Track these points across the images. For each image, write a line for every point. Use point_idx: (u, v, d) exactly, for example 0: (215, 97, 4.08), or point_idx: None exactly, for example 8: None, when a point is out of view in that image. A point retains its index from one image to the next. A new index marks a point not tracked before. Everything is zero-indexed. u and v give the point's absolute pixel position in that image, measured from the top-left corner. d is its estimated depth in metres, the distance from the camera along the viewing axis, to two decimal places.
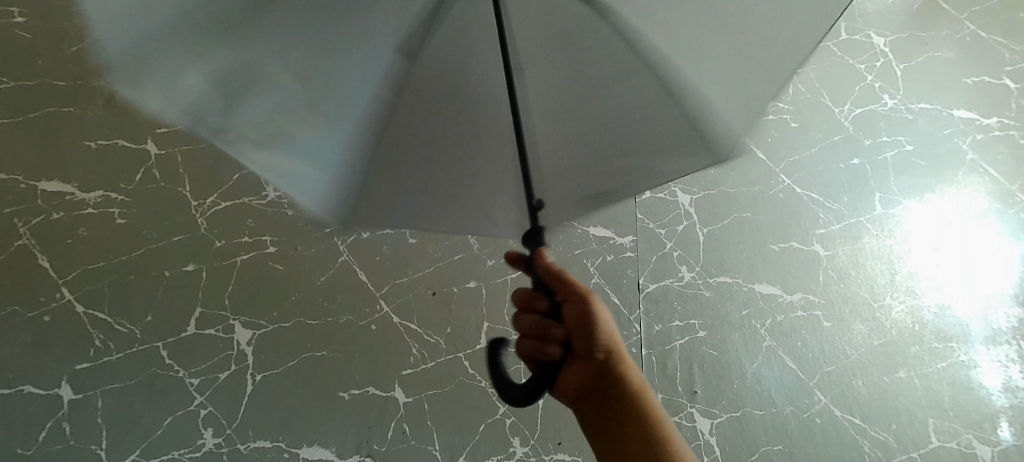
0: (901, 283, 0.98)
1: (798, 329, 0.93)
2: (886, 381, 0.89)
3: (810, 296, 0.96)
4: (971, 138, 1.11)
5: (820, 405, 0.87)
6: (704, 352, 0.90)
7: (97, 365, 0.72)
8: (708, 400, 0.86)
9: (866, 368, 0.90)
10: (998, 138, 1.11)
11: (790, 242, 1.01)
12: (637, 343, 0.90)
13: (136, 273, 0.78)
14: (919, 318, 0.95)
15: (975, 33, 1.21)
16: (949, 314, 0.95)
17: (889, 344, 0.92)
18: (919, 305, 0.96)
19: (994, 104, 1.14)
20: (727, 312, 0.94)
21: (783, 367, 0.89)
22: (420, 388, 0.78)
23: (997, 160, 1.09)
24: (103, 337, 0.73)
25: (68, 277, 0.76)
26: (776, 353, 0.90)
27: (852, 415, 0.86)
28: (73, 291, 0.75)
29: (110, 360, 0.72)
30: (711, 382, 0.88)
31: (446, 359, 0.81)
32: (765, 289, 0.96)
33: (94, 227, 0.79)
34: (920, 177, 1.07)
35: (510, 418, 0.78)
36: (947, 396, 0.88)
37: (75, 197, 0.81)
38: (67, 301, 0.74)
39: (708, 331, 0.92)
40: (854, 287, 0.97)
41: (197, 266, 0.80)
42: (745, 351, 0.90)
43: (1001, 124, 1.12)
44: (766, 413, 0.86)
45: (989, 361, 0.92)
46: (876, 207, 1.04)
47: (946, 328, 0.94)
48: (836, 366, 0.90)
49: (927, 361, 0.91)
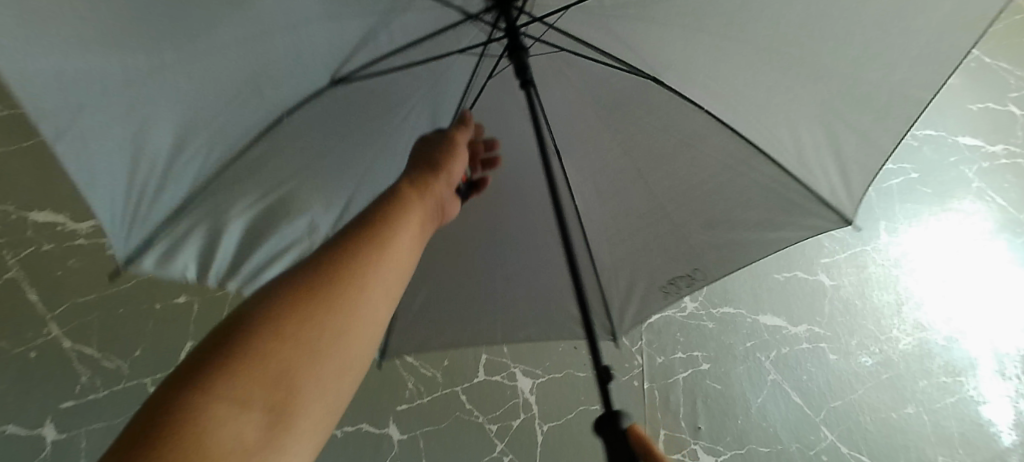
0: (908, 315, 0.96)
1: (804, 361, 0.91)
2: (894, 417, 0.87)
3: (815, 328, 0.94)
4: (977, 165, 1.10)
5: (827, 442, 0.85)
6: (707, 386, 0.88)
7: (82, 403, 0.70)
8: (712, 437, 0.84)
9: (873, 403, 0.88)
10: (1006, 165, 1.10)
11: (794, 271, 0.99)
12: (639, 375, 0.89)
13: (126, 307, 0.76)
14: (927, 351, 0.93)
15: (980, 58, 1.21)
16: (957, 347, 0.93)
17: (897, 378, 0.90)
18: (928, 337, 0.94)
19: (1000, 130, 1.13)
20: (730, 344, 0.92)
21: (788, 401, 0.87)
22: (416, 424, 0.76)
23: (1003, 187, 1.07)
24: (90, 373, 0.71)
25: (56, 312, 0.74)
26: (781, 386, 0.88)
27: (859, 454, 0.84)
28: (61, 326, 0.74)
29: (96, 397, 0.70)
30: (714, 417, 0.85)
31: (444, 394, 0.79)
32: (769, 321, 0.94)
33: (86, 258, 0.78)
34: (925, 205, 1.05)
35: (508, 456, 0.76)
36: (956, 433, 0.86)
37: (68, 228, 0.79)
38: (53, 337, 0.73)
39: (712, 363, 0.90)
40: (861, 319, 0.95)
41: (189, 298, 0.79)
42: (750, 384, 0.88)
43: (1008, 151, 1.11)
44: (771, 450, 0.83)
45: (1000, 396, 0.89)
46: (881, 235, 1.03)
47: (954, 362, 0.92)
48: (842, 401, 0.88)
49: (935, 396, 0.89)
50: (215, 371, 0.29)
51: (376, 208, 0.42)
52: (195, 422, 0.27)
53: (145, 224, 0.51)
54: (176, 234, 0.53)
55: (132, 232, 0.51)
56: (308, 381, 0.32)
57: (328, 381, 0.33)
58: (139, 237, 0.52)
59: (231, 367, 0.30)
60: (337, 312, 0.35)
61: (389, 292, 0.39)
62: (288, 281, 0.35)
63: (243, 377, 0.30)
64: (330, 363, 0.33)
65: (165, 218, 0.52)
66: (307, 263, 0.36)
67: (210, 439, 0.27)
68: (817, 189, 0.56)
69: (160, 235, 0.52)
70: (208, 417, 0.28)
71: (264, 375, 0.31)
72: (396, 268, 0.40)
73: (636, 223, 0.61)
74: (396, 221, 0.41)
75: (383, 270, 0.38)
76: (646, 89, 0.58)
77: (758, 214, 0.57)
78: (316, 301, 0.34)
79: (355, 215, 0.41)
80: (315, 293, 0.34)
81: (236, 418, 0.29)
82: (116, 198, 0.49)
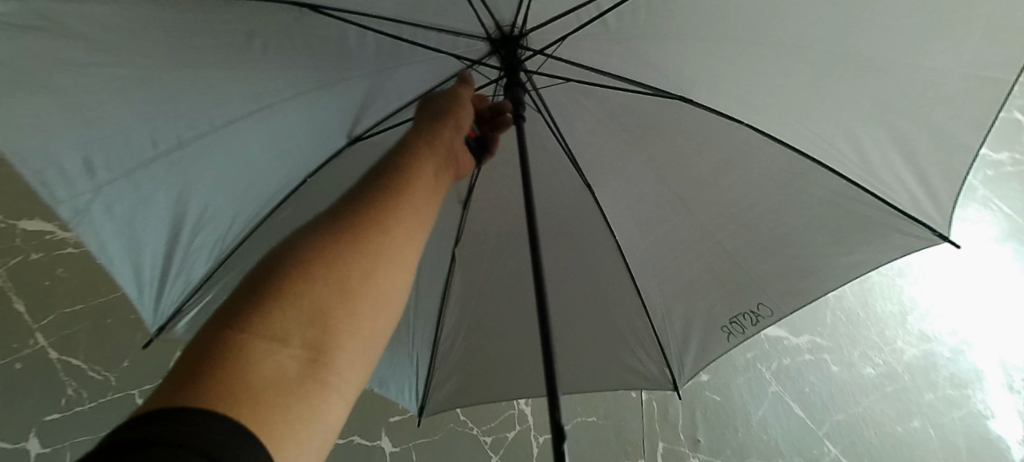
0: (913, 326, 0.94)
1: (806, 373, 0.89)
2: (898, 430, 0.85)
3: (817, 338, 0.92)
4: (982, 173, 1.08)
5: (830, 456, 0.83)
6: (707, 397, 0.86)
7: (68, 415, 0.69)
8: (712, 449, 0.82)
9: (877, 416, 0.86)
10: (1011, 173, 1.08)
11: None
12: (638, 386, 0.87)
13: (115, 317, 0.76)
14: (932, 363, 0.91)
15: None
16: (963, 359, 0.92)
17: (901, 390, 0.88)
18: (933, 348, 0.92)
19: (1004, 138, 1.12)
20: (731, 355, 0.90)
21: (790, 413, 0.86)
22: (409, 437, 0.75)
23: (1009, 196, 1.06)
24: (76, 384, 0.71)
25: (43, 322, 0.74)
26: (783, 399, 0.87)
27: None
28: (48, 337, 0.73)
29: (81, 409, 0.69)
30: (714, 429, 0.84)
31: None
32: (771, 331, 0.93)
33: (75, 268, 0.78)
34: None
35: None
36: (962, 447, 0.84)
37: (57, 237, 0.80)
38: (40, 347, 0.72)
39: (712, 374, 0.88)
40: (864, 330, 0.93)
41: None
42: (750, 396, 0.87)
43: (1013, 159, 1.10)
44: None
45: (1007, 409, 0.88)
46: None
47: (960, 374, 0.90)
48: (846, 414, 0.86)
49: (941, 409, 0.87)
50: (250, 310, 0.27)
51: (398, 153, 0.39)
52: (238, 362, 0.25)
53: (182, 286, 0.54)
54: (197, 309, 0.55)
55: (168, 297, 0.54)
56: (344, 317, 0.29)
57: (367, 326, 0.31)
58: (174, 301, 0.54)
59: (265, 307, 0.27)
60: (369, 252, 0.32)
61: (413, 235, 0.36)
62: (314, 226, 0.32)
63: (281, 317, 0.27)
64: (369, 305, 0.31)
65: (200, 280, 0.54)
66: (331, 210, 0.34)
67: (255, 381, 0.24)
68: (827, 209, 0.54)
69: (195, 299, 0.55)
70: (247, 357, 0.25)
71: (301, 316, 0.28)
72: (426, 211, 0.37)
73: (690, 252, 0.59)
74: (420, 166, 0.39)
75: (411, 213, 0.36)
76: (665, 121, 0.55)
77: (826, 233, 0.55)
78: (347, 243, 0.32)
79: (378, 160, 0.38)
80: (345, 235, 0.32)
81: (278, 358, 0.26)
82: (156, 263, 0.52)
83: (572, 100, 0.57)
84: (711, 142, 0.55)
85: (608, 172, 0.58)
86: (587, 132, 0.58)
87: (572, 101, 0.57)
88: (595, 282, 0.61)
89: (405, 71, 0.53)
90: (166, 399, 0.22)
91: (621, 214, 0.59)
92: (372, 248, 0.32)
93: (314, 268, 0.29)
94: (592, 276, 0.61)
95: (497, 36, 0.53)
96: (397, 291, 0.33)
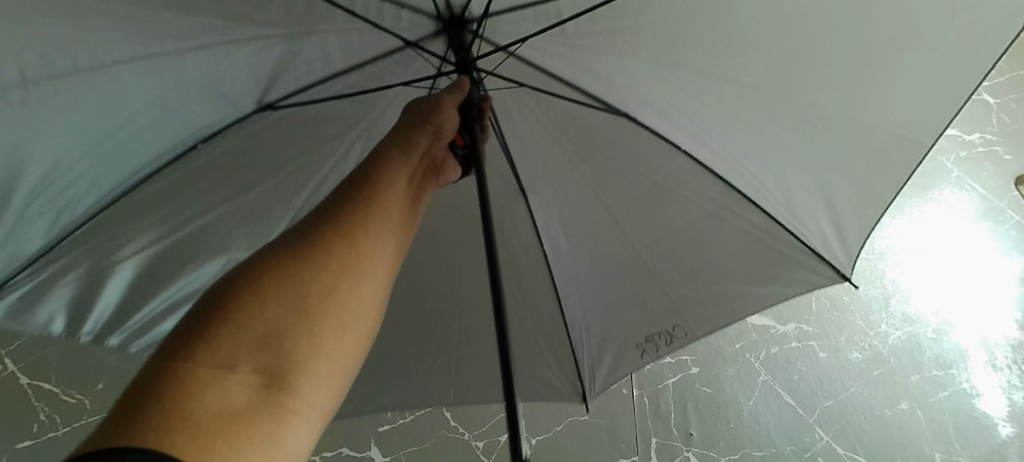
0: (895, 309, 0.95)
1: (793, 360, 0.89)
2: (887, 414, 0.86)
3: (804, 326, 0.93)
4: (954, 155, 1.10)
5: (821, 443, 0.83)
6: (698, 390, 0.86)
7: (39, 441, 0.66)
8: (705, 442, 0.82)
9: (866, 400, 0.86)
10: (983, 153, 1.10)
11: None
12: (628, 383, 0.87)
13: None
14: (917, 345, 0.92)
15: None
16: (946, 339, 0.93)
17: (889, 373, 0.89)
18: (917, 330, 0.93)
19: (975, 120, 1.14)
20: (719, 347, 0.90)
21: (781, 403, 0.86)
22: (399, 446, 0.74)
23: (982, 176, 1.08)
24: (48, 409, 0.68)
25: (13, 347, 0.73)
26: (773, 388, 0.87)
27: (856, 453, 0.82)
28: (19, 362, 0.72)
29: (54, 435, 0.67)
30: (707, 422, 0.84)
31: (427, 412, 0.77)
32: (757, 321, 0.93)
33: None
34: (905, 197, 1.06)
35: None
36: (951, 427, 0.85)
37: None
38: (11, 372, 0.71)
39: (701, 366, 0.88)
40: (849, 315, 0.94)
41: None
42: (741, 387, 0.87)
43: (984, 139, 1.12)
44: (767, 453, 0.81)
45: (991, 387, 0.89)
46: None
47: (945, 354, 0.92)
48: (835, 400, 0.86)
49: (928, 391, 0.88)
50: (199, 339, 0.26)
51: (366, 168, 0.39)
52: (185, 389, 0.24)
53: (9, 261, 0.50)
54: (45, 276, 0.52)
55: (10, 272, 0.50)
56: (306, 338, 0.29)
57: (329, 348, 0.30)
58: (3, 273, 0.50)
59: (222, 338, 0.26)
60: (331, 271, 0.32)
61: (382, 251, 0.35)
62: (274, 249, 0.32)
63: (236, 347, 0.27)
64: (329, 333, 0.30)
65: (30, 255, 0.51)
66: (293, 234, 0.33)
67: (203, 409, 0.23)
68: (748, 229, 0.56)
69: (29, 273, 0.51)
70: (196, 385, 0.24)
71: (254, 343, 0.27)
72: (397, 232, 0.37)
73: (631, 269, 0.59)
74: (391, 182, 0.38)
75: (379, 233, 0.35)
76: (609, 131, 0.56)
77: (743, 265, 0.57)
78: (309, 269, 0.31)
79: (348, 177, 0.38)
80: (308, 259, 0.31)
81: (226, 386, 0.25)
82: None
83: (512, 99, 0.57)
84: (657, 159, 0.56)
85: (546, 180, 0.59)
86: (518, 132, 0.58)
87: (504, 103, 0.58)
88: (524, 279, 0.61)
89: (348, 52, 0.53)
90: (102, 430, 0.21)
91: (558, 221, 0.60)
92: (337, 274, 0.32)
93: (270, 295, 0.29)
94: (528, 277, 0.61)
95: (448, 18, 0.52)
96: (366, 308, 0.33)
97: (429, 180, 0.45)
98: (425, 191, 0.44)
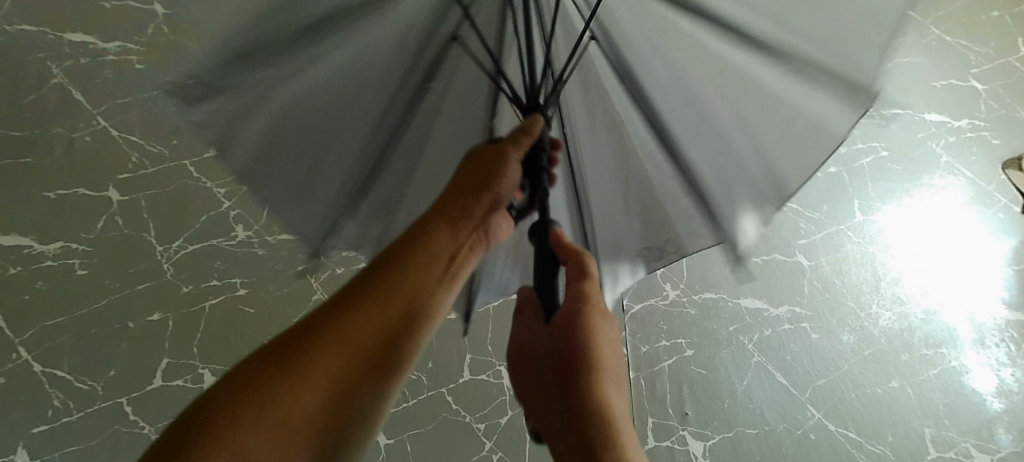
0: (886, 291, 0.97)
1: (786, 342, 0.91)
2: (878, 391, 0.88)
3: (796, 308, 0.95)
4: (944, 140, 1.12)
5: (813, 420, 0.85)
6: (693, 371, 0.88)
7: (57, 426, 0.69)
8: (700, 422, 0.84)
9: (857, 379, 0.89)
10: (972, 138, 1.12)
11: (772, 254, 1.00)
12: (626, 365, 0.88)
13: (99, 327, 0.76)
14: (907, 325, 0.94)
15: (940, 37, 1.24)
16: (936, 319, 0.95)
17: (879, 352, 0.91)
18: (907, 311, 0.95)
19: (964, 106, 1.16)
20: (714, 329, 0.92)
21: (773, 383, 0.88)
22: (403, 428, 0.76)
23: (971, 161, 1.10)
24: (62, 396, 0.71)
25: (24, 336, 0.74)
26: (766, 369, 0.89)
27: (846, 429, 0.85)
28: (31, 350, 0.73)
29: (69, 420, 0.69)
30: (702, 402, 0.86)
31: (429, 395, 0.79)
32: (751, 304, 0.95)
33: (53, 280, 0.78)
34: (896, 182, 1.07)
35: (498, 454, 0.75)
36: (940, 403, 0.87)
37: (34, 250, 0.79)
38: (23, 361, 0.72)
39: (696, 349, 0.90)
40: (840, 296, 0.96)
41: (164, 314, 0.78)
42: (735, 369, 0.89)
43: (973, 125, 1.14)
44: (759, 431, 0.84)
45: (979, 365, 0.91)
46: (856, 214, 1.04)
47: (934, 334, 0.94)
48: (827, 379, 0.88)
49: (917, 369, 0.90)
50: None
51: (396, 251, 0.46)
52: None
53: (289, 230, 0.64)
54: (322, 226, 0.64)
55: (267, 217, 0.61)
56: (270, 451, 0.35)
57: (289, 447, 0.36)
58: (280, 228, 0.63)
59: (235, 415, 0.35)
60: (291, 378, 0.38)
61: (338, 347, 0.40)
62: (246, 368, 0.38)
63: (248, 420, 0.35)
64: (318, 394, 0.38)
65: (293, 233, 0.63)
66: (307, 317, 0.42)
67: None
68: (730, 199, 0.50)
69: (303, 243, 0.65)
70: None
71: None
72: (397, 308, 0.44)
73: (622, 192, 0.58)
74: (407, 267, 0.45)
75: (372, 310, 0.42)
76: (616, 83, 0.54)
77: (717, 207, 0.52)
78: (313, 350, 0.39)
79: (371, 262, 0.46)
80: (312, 341, 0.40)
81: None
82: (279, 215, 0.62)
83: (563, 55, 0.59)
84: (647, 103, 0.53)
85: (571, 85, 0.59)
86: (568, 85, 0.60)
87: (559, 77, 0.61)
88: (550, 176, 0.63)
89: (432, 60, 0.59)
90: None
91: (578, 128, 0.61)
92: (331, 348, 0.40)
93: (242, 421, 0.35)
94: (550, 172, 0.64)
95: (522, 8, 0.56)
96: (319, 397, 0.38)
97: (476, 246, 0.52)
98: (470, 260, 0.51)
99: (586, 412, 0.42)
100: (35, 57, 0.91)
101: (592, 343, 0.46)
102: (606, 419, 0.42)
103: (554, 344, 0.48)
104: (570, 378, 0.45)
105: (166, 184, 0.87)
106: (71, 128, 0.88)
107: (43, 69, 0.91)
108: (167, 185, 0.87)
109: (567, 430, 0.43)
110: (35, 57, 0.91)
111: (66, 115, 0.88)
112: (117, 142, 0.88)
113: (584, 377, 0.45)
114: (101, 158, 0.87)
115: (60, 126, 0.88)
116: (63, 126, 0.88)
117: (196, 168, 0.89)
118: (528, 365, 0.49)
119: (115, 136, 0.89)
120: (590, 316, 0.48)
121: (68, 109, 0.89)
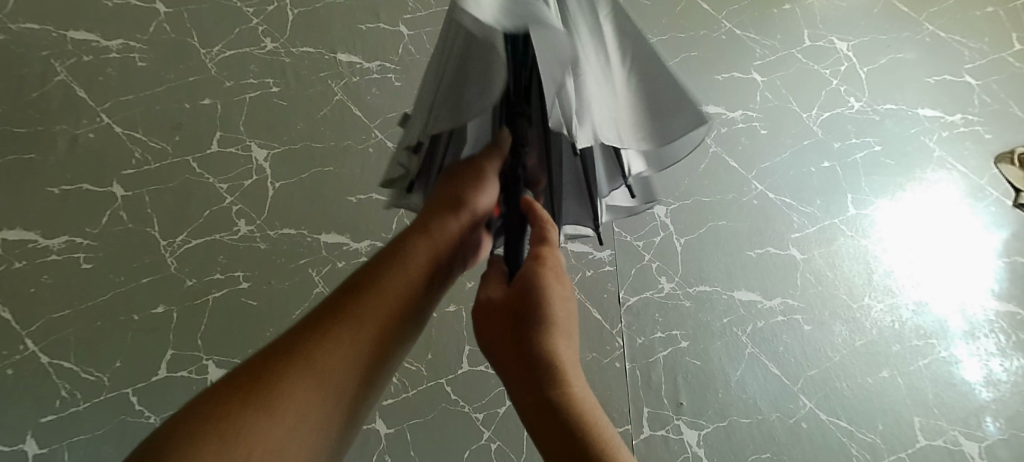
0: (878, 282, 0.98)
1: (779, 333, 0.93)
2: (869, 381, 0.90)
3: (789, 300, 0.96)
4: (937, 135, 1.13)
5: (806, 410, 0.87)
6: (688, 362, 0.89)
7: (64, 416, 0.71)
8: (695, 411, 0.86)
9: (850, 369, 0.90)
10: (964, 133, 1.14)
11: (767, 247, 1.00)
12: (622, 357, 0.89)
13: (104, 320, 0.77)
14: (898, 316, 0.96)
15: (935, 33, 1.25)
16: (926, 310, 0.97)
17: (871, 344, 0.93)
18: (898, 303, 0.97)
19: (957, 101, 1.17)
20: (708, 321, 0.93)
21: (767, 373, 0.89)
22: (401, 418, 0.78)
23: (963, 155, 1.12)
24: (69, 387, 0.72)
25: (31, 328, 0.75)
26: (759, 359, 0.90)
27: (838, 418, 0.87)
28: (38, 341, 0.74)
29: (76, 410, 0.71)
30: (696, 392, 0.87)
31: (428, 386, 0.80)
32: (744, 296, 0.95)
33: (60, 273, 0.79)
34: (889, 176, 1.08)
35: (495, 442, 0.78)
36: (930, 393, 0.89)
37: (40, 245, 0.80)
38: (30, 352, 0.74)
39: (691, 341, 0.91)
40: (832, 288, 0.97)
41: (167, 307, 0.79)
42: (728, 358, 0.90)
43: (966, 120, 1.15)
44: (753, 421, 0.86)
45: (968, 355, 0.93)
46: (849, 208, 1.05)
47: (925, 325, 0.95)
48: (819, 369, 0.90)
49: (908, 360, 0.92)
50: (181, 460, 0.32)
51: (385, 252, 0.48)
52: None
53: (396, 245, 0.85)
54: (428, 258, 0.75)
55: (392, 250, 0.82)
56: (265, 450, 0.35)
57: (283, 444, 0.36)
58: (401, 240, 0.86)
59: (222, 432, 0.35)
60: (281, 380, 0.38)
61: (333, 348, 0.41)
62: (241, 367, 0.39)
63: (237, 437, 0.35)
64: (309, 406, 0.39)
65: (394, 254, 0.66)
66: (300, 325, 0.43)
67: None
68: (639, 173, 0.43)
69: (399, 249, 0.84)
70: None
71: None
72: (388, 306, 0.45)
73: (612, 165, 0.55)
74: (392, 267, 0.47)
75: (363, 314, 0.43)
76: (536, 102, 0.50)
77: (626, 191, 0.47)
78: (306, 356, 0.40)
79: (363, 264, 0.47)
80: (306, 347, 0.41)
81: None
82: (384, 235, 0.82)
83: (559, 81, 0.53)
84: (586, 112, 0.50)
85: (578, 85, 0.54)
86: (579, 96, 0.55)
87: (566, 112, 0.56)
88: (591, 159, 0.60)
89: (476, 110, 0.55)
90: None
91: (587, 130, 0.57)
92: (321, 360, 0.40)
93: (232, 425, 0.35)
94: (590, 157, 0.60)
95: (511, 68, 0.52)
96: (313, 400, 0.39)
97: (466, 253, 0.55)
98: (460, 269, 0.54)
99: (541, 359, 0.42)
100: (38, 55, 0.92)
101: (546, 296, 0.46)
102: (557, 367, 0.42)
103: (507, 297, 0.47)
104: (523, 329, 0.44)
105: (168, 179, 0.88)
106: (75, 125, 0.89)
107: (45, 66, 0.92)
108: (169, 180, 0.88)
109: (520, 382, 0.42)
110: (38, 55, 0.92)
111: (69, 112, 0.89)
112: (121, 138, 0.89)
113: (536, 327, 0.44)
114: (104, 154, 0.88)
115: (65, 123, 0.89)
116: (66, 123, 0.89)
117: (198, 164, 0.90)
118: (487, 318, 0.46)
119: (120, 133, 0.90)
120: (542, 272, 0.48)
121: (71, 106, 0.90)
